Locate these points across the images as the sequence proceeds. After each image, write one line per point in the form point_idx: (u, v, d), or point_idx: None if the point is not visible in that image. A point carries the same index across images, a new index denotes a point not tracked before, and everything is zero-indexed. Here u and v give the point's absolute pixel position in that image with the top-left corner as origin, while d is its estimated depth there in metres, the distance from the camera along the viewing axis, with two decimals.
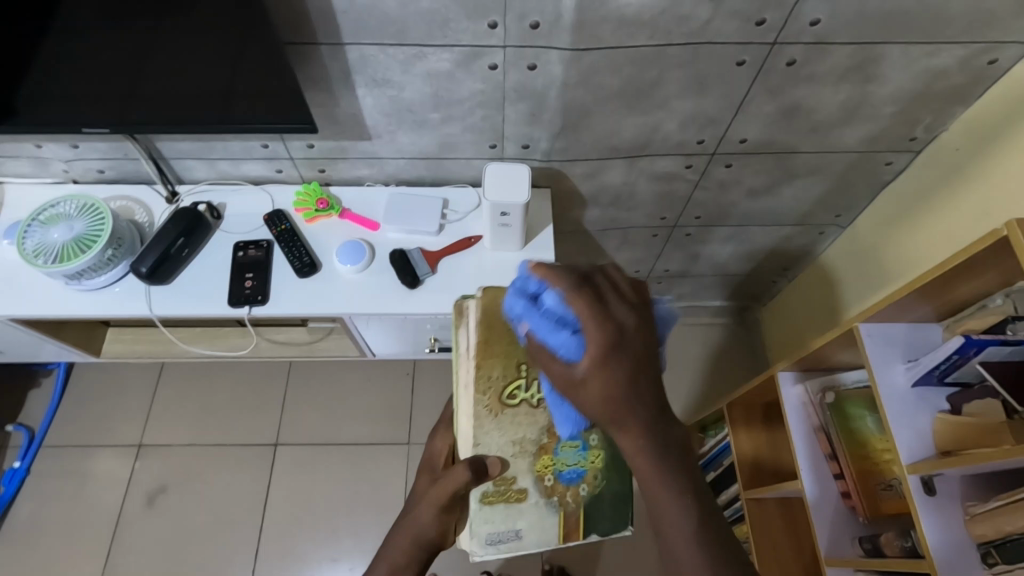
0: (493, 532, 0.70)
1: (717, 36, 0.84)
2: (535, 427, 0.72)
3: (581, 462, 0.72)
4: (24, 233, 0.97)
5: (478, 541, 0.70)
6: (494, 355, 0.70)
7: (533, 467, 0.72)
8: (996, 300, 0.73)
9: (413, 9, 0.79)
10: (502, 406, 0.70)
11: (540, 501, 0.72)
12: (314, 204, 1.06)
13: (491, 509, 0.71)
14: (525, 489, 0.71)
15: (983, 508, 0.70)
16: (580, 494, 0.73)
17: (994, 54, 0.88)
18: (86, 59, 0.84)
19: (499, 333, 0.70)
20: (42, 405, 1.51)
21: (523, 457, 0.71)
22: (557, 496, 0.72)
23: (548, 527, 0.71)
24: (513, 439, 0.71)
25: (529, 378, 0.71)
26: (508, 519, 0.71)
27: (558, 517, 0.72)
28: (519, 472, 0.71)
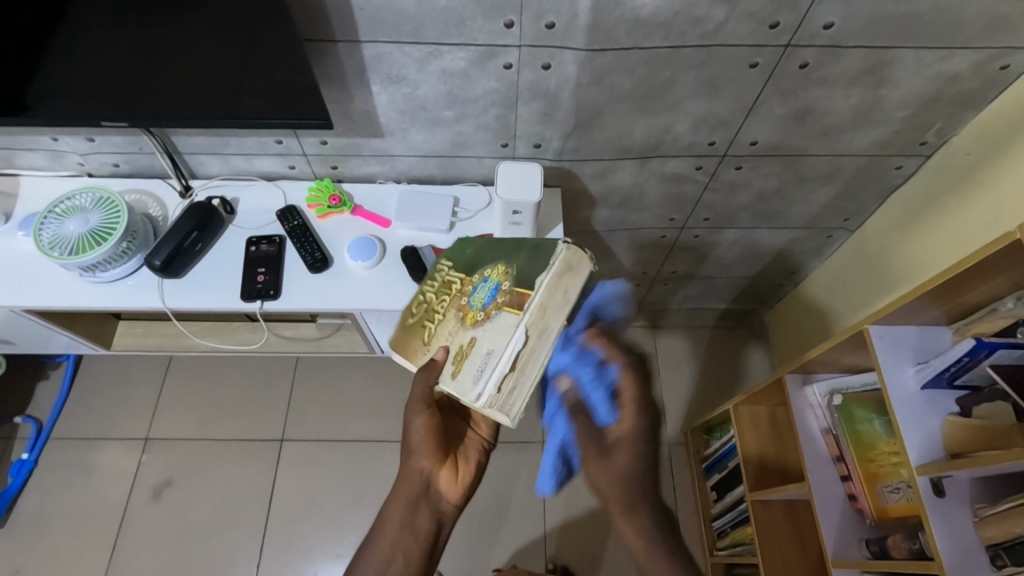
0: (475, 373, 0.69)
1: (731, 38, 0.84)
2: (454, 319, 0.78)
3: (491, 285, 0.77)
4: (40, 225, 0.98)
5: (469, 395, 0.68)
6: (405, 343, 0.80)
7: (467, 325, 0.75)
8: (1007, 304, 0.74)
9: (431, 8, 0.80)
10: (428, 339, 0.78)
11: (487, 327, 0.72)
12: (327, 200, 1.07)
13: (463, 368, 0.71)
14: (473, 336, 0.73)
15: (992, 510, 0.70)
16: (511, 290, 0.73)
17: (1006, 60, 0.89)
18: (104, 53, 0.85)
19: (398, 336, 0.82)
20: (51, 397, 1.52)
21: (459, 333, 0.75)
22: (494, 311, 0.73)
23: (502, 325, 0.70)
24: (450, 338, 0.76)
25: (428, 316, 0.81)
26: (477, 357, 0.70)
27: (505, 313, 0.71)
28: (464, 337, 0.74)
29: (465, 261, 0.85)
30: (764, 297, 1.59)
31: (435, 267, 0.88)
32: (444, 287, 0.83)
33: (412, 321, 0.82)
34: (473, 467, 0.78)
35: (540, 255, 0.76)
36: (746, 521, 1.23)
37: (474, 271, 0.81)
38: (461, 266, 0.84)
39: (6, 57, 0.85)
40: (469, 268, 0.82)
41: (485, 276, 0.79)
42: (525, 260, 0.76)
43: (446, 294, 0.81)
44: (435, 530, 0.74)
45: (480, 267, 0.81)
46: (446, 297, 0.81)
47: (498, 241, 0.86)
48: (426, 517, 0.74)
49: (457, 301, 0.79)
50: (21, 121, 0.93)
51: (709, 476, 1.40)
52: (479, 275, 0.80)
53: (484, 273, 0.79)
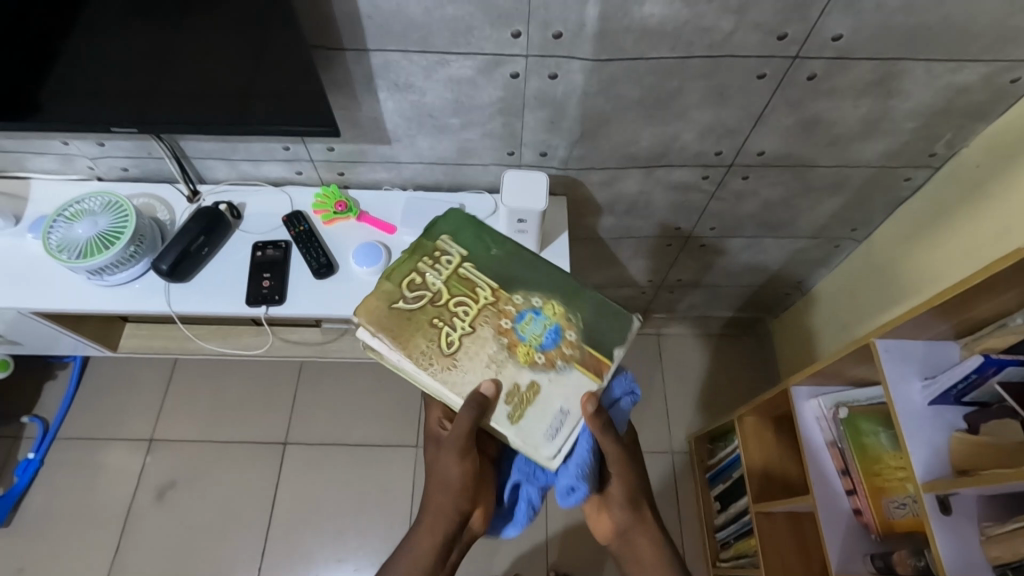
0: (548, 426, 0.73)
1: (738, 49, 0.84)
2: (490, 342, 0.77)
3: (546, 325, 0.79)
4: (49, 228, 0.98)
5: (540, 446, 0.72)
6: (410, 335, 0.76)
7: (518, 360, 0.76)
8: (1017, 320, 0.71)
9: (439, 17, 0.80)
10: (455, 351, 0.76)
11: (552, 376, 0.75)
12: (332, 206, 1.07)
13: (528, 417, 0.73)
14: (532, 382, 0.75)
15: (1000, 529, 0.69)
16: (580, 345, 0.78)
17: (1017, 72, 0.88)
18: (115, 58, 0.85)
19: (401, 322, 0.77)
20: (57, 397, 1.53)
21: (504, 364, 0.75)
22: (558, 360, 0.76)
23: (575, 382, 0.75)
24: (486, 362, 0.75)
25: (448, 320, 0.78)
26: (546, 412, 0.73)
27: (575, 371, 0.76)
28: (514, 373, 0.75)
29: (489, 265, 0.83)
30: (770, 307, 1.58)
31: (434, 248, 0.85)
32: (467, 291, 0.80)
33: (421, 317, 0.78)
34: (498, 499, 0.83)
35: (613, 321, 0.80)
36: (749, 533, 1.22)
37: (508, 288, 0.81)
38: (488, 273, 0.83)
39: (18, 62, 0.86)
40: (502, 281, 0.82)
41: (537, 308, 0.80)
42: (590, 314, 0.80)
43: (475, 304, 0.79)
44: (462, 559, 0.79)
45: (518, 287, 0.82)
46: (472, 306, 0.79)
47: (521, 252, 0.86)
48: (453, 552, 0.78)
49: (492, 320, 0.78)
50: (32, 125, 0.94)
51: (713, 487, 1.39)
52: (527, 303, 0.80)
53: (536, 302, 0.80)
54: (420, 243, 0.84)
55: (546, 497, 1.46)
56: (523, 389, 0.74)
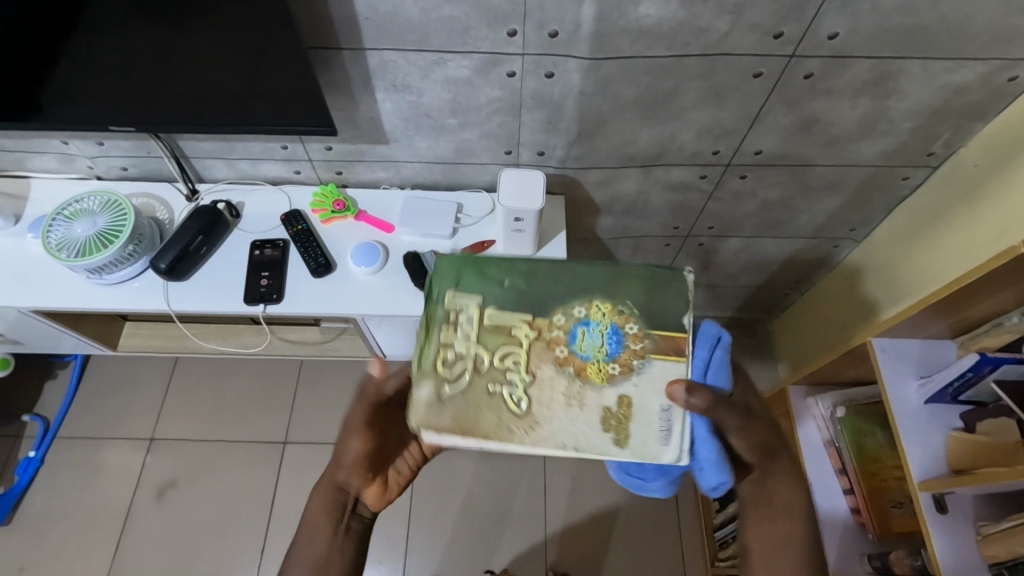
0: (659, 424, 0.58)
1: (735, 48, 0.84)
2: (559, 377, 0.59)
3: (602, 329, 0.60)
4: (48, 227, 0.99)
5: (667, 459, 0.57)
6: (476, 419, 0.58)
7: (596, 384, 0.59)
8: (1013, 319, 0.72)
9: (435, 17, 0.80)
10: (531, 409, 0.58)
11: (636, 382, 0.59)
12: (330, 205, 1.07)
13: (635, 433, 0.57)
14: (621, 398, 0.58)
15: (995, 528, 0.69)
16: (647, 331, 0.60)
17: (1014, 71, 0.88)
18: (113, 58, 0.86)
19: (455, 413, 0.58)
20: (58, 396, 1.54)
21: (583, 394, 0.58)
22: (634, 360, 0.59)
23: (664, 372, 0.59)
24: (565, 399, 0.58)
25: (501, 380, 0.59)
26: (651, 420, 0.58)
27: (656, 362, 0.59)
28: (601, 398, 0.58)
29: (506, 297, 0.62)
30: (770, 307, 1.58)
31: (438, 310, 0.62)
32: (504, 341, 0.60)
33: (471, 396, 0.58)
34: (405, 476, 0.71)
35: (664, 278, 0.61)
36: None
37: (546, 309, 0.61)
38: (513, 300, 0.61)
39: (18, 63, 0.86)
40: (530, 306, 0.61)
41: (582, 315, 0.61)
42: (644, 291, 0.61)
43: (521, 346, 0.60)
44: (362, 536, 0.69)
45: (554, 303, 0.61)
46: (519, 351, 0.60)
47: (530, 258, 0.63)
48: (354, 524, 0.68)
49: (545, 352, 0.60)
50: (32, 125, 0.95)
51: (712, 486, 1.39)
52: (570, 308, 0.61)
53: (578, 309, 0.61)
54: (428, 317, 0.62)
55: (545, 497, 1.45)
56: (616, 406, 0.58)
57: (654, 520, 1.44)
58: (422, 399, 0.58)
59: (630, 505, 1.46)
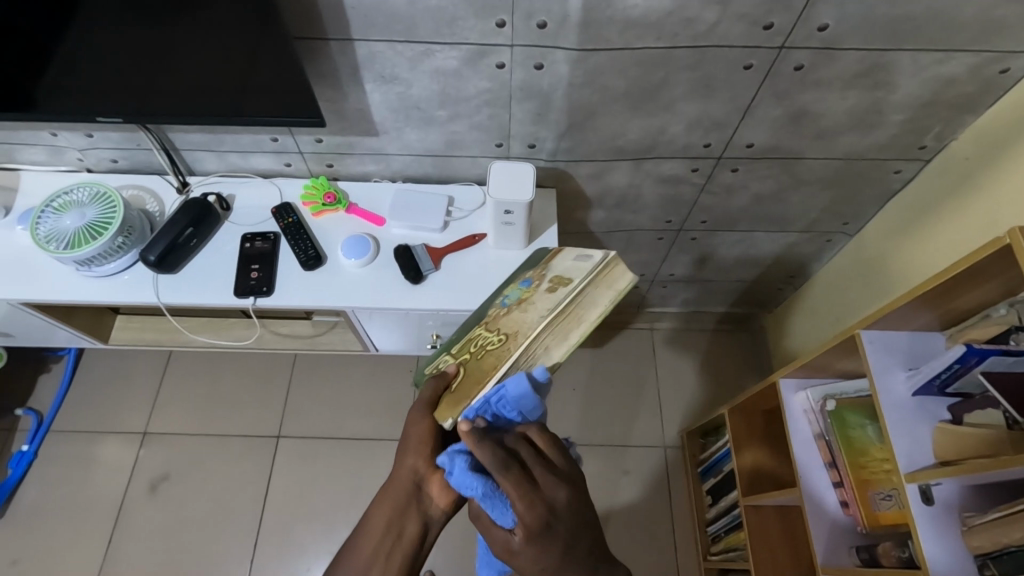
0: (581, 263, 0.87)
1: (724, 40, 0.84)
2: (513, 313, 0.82)
3: (514, 288, 0.89)
4: (37, 219, 0.99)
5: (591, 265, 0.85)
6: (480, 370, 0.76)
7: (532, 293, 0.84)
8: (1000, 310, 0.72)
9: (422, 7, 0.80)
10: (509, 333, 0.79)
11: (551, 271, 0.88)
12: (321, 198, 1.07)
13: (570, 278, 0.84)
14: (548, 282, 0.85)
15: (982, 519, 0.69)
16: (540, 267, 0.92)
17: (1005, 63, 0.87)
18: (97, 49, 0.85)
19: (466, 386, 0.76)
20: (52, 390, 1.54)
21: (530, 302, 0.83)
22: (543, 272, 0.89)
23: (560, 259, 0.90)
24: (524, 309, 0.82)
25: (482, 348, 0.80)
26: (572, 266, 0.87)
27: (553, 260, 0.91)
28: (541, 292, 0.84)
29: (462, 334, 0.87)
30: (763, 302, 1.58)
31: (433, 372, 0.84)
32: (471, 342, 0.83)
33: (470, 370, 0.77)
34: None
35: (532, 259, 0.98)
36: (739, 527, 1.22)
37: (485, 314, 0.88)
38: (469, 324, 0.89)
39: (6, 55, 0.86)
40: (478, 319, 0.88)
41: (500, 297, 0.90)
42: (525, 267, 0.95)
43: (480, 332, 0.83)
44: (422, 534, 0.74)
45: (485, 308, 0.89)
46: (482, 332, 0.83)
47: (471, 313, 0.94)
48: (413, 523, 0.74)
49: (495, 319, 0.84)
50: (19, 117, 0.94)
51: (705, 481, 1.39)
52: (496, 304, 0.88)
53: (496, 300, 0.89)
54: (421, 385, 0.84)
55: None
56: (549, 285, 0.84)
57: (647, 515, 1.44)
58: (448, 399, 0.76)
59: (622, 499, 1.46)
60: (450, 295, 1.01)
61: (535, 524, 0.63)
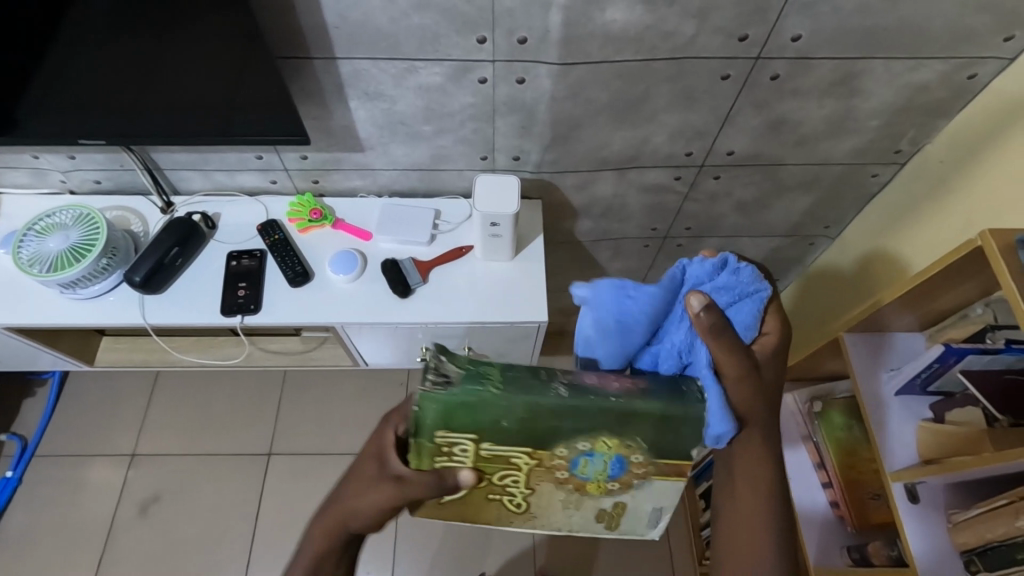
0: (654, 518, 0.59)
1: (702, 52, 0.85)
2: (555, 492, 0.56)
3: (608, 455, 0.54)
4: (20, 242, 0.98)
5: (647, 529, 0.61)
6: (480, 510, 0.58)
7: (591, 495, 0.56)
8: (977, 309, 0.74)
9: (405, 25, 0.81)
10: (528, 508, 0.57)
11: (634, 495, 0.56)
12: (308, 214, 1.07)
13: (630, 518, 0.59)
14: (613, 502, 0.57)
15: (965, 515, 0.70)
16: (655, 458, 0.54)
17: (974, 69, 0.90)
18: (79, 72, 0.85)
19: (456, 509, 0.57)
20: (37, 413, 1.51)
21: (580, 506, 0.57)
22: (634, 476, 0.56)
23: (664, 492, 0.56)
24: (568, 501, 0.57)
25: (501, 493, 0.57)
26: (641, 513, 0.59)
27: (660, 481, 0.56)
28: (594, 504, 0.57)
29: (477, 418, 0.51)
30: None
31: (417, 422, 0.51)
32: (503, 461, 0.54)
33: (470, 499, 0.57)
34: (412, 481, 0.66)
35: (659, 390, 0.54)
36: None
37: (542, 442, 0.53)
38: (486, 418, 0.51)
39: (8, 65, 0.83)
40: (520, 431, 0.52)
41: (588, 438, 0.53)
42: (653, 425, 0.53)
43: (518, 470, 0.54)
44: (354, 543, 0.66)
45: (557, 440, 0.52)
46: (518, 472, 0.55)
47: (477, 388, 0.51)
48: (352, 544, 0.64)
49: (548, 479, 0.55)
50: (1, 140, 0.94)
51: (698, 485, 1.40)
52: (569, 437, 0.53)
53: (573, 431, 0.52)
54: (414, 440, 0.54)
55: None
56: (609, 510, 0.58)
57: None
58: (424, 509, 0.57)
59: None
60: (440, 308, 1.01)
61: (780, 348, 0.66)
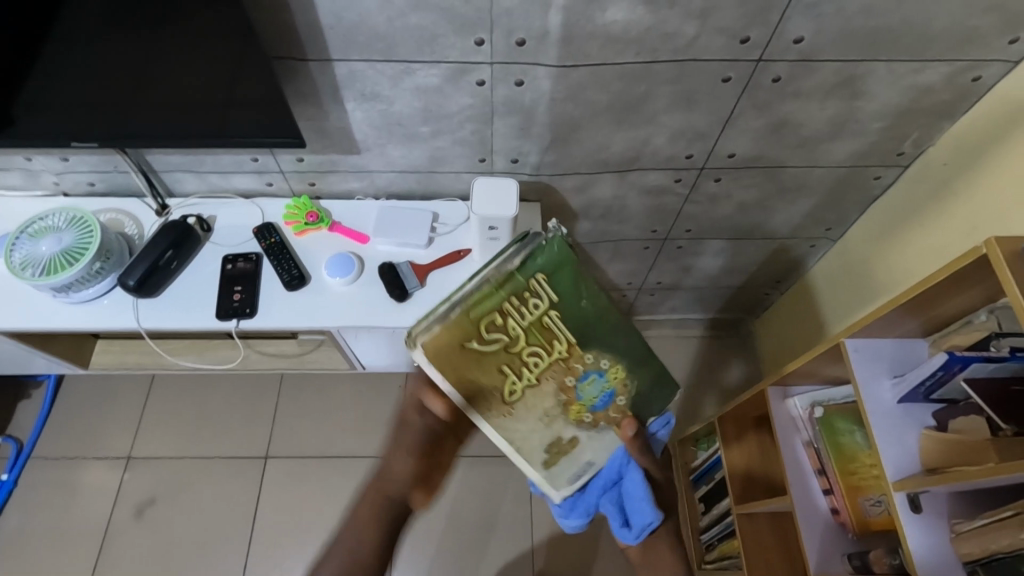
0: (574, 472, 0.73)
1: (703, 53, 0.84)
2: (552, 397, 0.69)
3: (605, 386, 0.72)
4: (12, 245, 0.97)
5: (569, 483, 0.73)
6: (474, 381, 0.64)
7: (570, 417, 0.71)
8: (980, 317, 0.73)
9: (401, 26, 0.80)
10: (516, 397, 0.67)
11: (592, 434, 0.73)
12: (303, 217, 1.06)
13: (560, 462, 0.71)
14: (575, 439, 0.72)
15: (969, 526, 0.69)
16: (625, 409, 0.74)
17: (979, 71, 0.89)
18: (71, 73, 0.84)
19: (462, 364, 0.63)
20: (32, 416, 1.50)
21: (559, 420, 0.70)
22: (601, 422, 0.73)
23: (607, 442, 0.74)
24: (542, 416, 0.69)
25: (517, 367, 0.66)
26: (577, 459, 0.73)
27: (613, 433, 0.74)
28: (568, 424, 0.71)
29: (572, 318, 0.68)
30: (751, 307, 1.59)
31: (511, 275, 0.64)
32: (542, 343, 0.67)
33: (491, 361, 0.64)
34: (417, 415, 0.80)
35: (660, 377, 0.76)
36: (730, 536, 1.22)
37: (586, 343, 0.69)
38: (570, 320, 0.68)
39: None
40: (580, 335, 0.69)
41: (604, 371, 0.71)
42: (647, 383, 0.75)
43: (547, 355, 0.67)
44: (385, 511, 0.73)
45: (592, 345, 0.70)
46: (545, 356, 0.67)
47: (592, 289, 0.68)
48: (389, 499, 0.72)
49: (560, 375, 0.69)
50: None
51: (697, 488, 1.37)
52: (581, 378, 0.70)
53: (586, 415, 0.72)
54: (510, 274, 0.64)
55: (531, 504, 1.45)
56: (559, 448, 0.71)
57: None
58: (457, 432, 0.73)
59: None
60: None
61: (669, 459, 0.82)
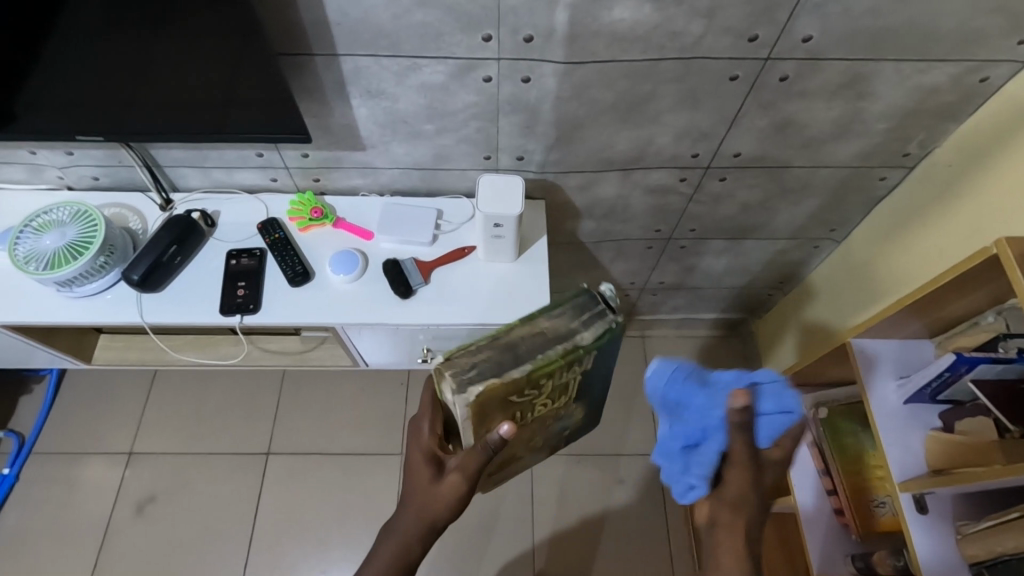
0: (498, 473, 0.90)
1: (710, 52, 0.84)
2: (531, 430, 0.80)
3: (566, 422, 0.86)
4: (16, 239, 0.97)
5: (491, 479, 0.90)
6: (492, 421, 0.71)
7: (529, 442, 0.84)
8: (988, 317, 0.73)
9: (407, 22, 0.80)
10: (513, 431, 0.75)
11: (531, 451, 0.88)
12: (308, 213, 1.06)
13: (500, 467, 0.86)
14: (520, 455, 0.86)
15: (974, 527, 0.69)
16: (561, 434, 0.91)
17: (986, 72, 0.89)
18: (75, 68, 0.84)
19: (494, 410, 0.70)
20: (33, 411, 1.50)
21: (523, 444, 0.82)
22: (542, 443, 0.88)
23: (533, 455, 0.92)
24: (518, 441, 0.80)
25: (527, 411, 0.74)
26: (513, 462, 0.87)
27: (541, 450, 0.92)
28: (526, 444, 0.83)
29: (584, 381, 0.78)
30: (754, 308, 1.59)
31: (575, 351, 0.70)
32: (555, 396, 0.76)
33: (513, 408, 0.72)
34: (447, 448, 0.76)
35: (596, 414, 0.96)
36: None
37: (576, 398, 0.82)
38: (582, 385, 0.79)
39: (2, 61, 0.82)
40: (577, 393, 0.80)
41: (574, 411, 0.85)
42: (584, 418, 0.92)
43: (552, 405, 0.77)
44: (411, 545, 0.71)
45: (579, 398, 0.83)
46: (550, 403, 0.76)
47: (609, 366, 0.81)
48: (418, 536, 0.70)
49: (547, 416, 0.80)
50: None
51: None
52: (557, 420, 0.83)
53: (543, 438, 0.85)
54: (575, 347, 0.70)
55: (532, 503, 1.45)
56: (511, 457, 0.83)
57: (643, 524, 1.44)
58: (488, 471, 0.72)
59: (617, 507, 1.45)
60: (440, 308, 1.00)
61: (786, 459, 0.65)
